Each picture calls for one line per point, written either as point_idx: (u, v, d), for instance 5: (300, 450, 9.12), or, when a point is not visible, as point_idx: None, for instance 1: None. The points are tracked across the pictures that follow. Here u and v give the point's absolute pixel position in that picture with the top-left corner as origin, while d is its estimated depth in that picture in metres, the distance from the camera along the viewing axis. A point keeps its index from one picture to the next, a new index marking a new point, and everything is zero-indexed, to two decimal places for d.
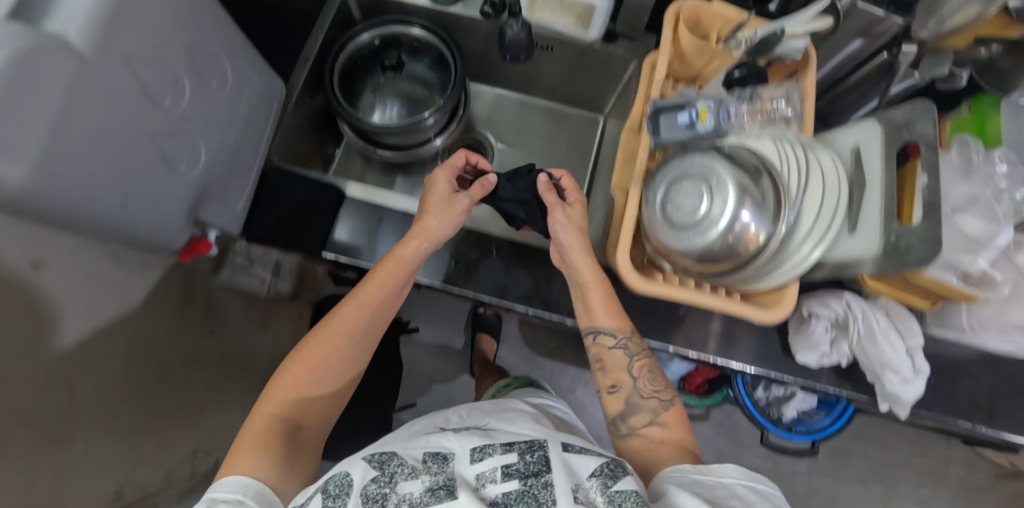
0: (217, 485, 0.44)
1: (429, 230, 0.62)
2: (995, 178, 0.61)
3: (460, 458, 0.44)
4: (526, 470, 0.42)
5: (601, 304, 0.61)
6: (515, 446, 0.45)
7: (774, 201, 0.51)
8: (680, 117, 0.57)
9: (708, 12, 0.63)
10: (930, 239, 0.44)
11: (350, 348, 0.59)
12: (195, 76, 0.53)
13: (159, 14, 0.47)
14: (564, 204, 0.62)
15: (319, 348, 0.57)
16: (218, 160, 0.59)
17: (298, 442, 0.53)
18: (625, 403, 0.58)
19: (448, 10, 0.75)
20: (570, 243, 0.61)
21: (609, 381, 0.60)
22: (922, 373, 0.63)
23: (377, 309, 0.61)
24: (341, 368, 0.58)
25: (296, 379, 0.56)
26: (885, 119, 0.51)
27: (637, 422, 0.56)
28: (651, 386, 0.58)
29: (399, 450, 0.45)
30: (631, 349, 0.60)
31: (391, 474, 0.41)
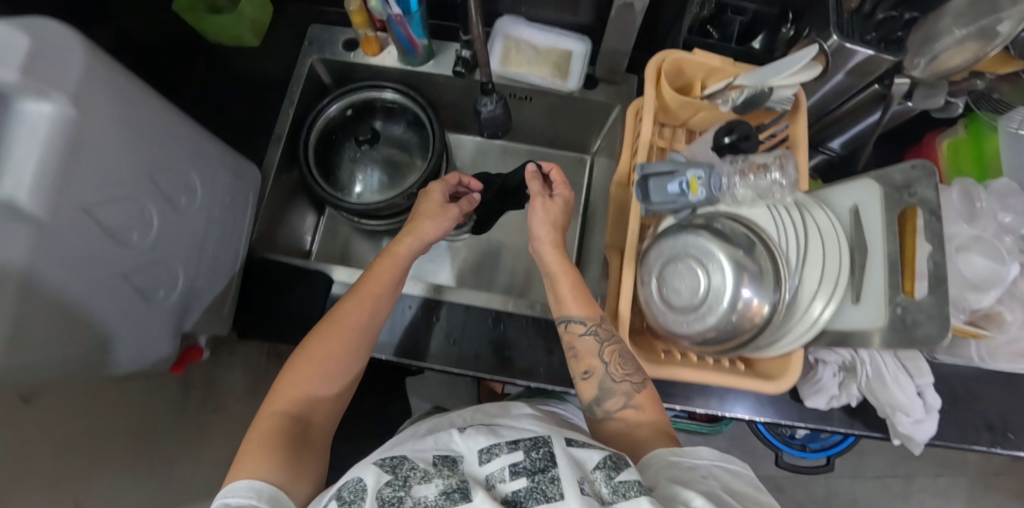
0: (229, 490, 0.40)
1: (422, 230, 0.60)
2: (997, 214, 0.60)
3: (468, 461, 0.41)
4: (533, 466, 0.39)
5: (570, 291, 0.59)
6: (521, 444, 0.42)
7: (773, 272, 0.49)
8: (670, 189, 0.54)
9: (691, 62, 0.60)
10: (935, 314, 0.42)
11: (358, 340, 0.55)
12: (161, 198, 0.50)
13: (112, 151, 0.44)
14: (545, 196, 0.64)
15: (325, 343, 0.53)
16: (199, 266, 0.58)
17: (307, 437, 0.48)
18: (597, 389, 0.53)
19: (419, 71, 0.76)
20: (541, 237, 0.62)
21: (581, 369, 0.55)
22: (933, 414, 0.63)
23: (381, 303, 0.57)
24: (349, 360, 0.54)
25: (301, 376, 0.51)
26: (884, 178, 0.49)
27: (613, 406, 0.51)
28: (623, 369, 0.53)
29: (410, 451, 0.41)
30: (602, 335, 0.55)
31: (404, 478, 0.38)
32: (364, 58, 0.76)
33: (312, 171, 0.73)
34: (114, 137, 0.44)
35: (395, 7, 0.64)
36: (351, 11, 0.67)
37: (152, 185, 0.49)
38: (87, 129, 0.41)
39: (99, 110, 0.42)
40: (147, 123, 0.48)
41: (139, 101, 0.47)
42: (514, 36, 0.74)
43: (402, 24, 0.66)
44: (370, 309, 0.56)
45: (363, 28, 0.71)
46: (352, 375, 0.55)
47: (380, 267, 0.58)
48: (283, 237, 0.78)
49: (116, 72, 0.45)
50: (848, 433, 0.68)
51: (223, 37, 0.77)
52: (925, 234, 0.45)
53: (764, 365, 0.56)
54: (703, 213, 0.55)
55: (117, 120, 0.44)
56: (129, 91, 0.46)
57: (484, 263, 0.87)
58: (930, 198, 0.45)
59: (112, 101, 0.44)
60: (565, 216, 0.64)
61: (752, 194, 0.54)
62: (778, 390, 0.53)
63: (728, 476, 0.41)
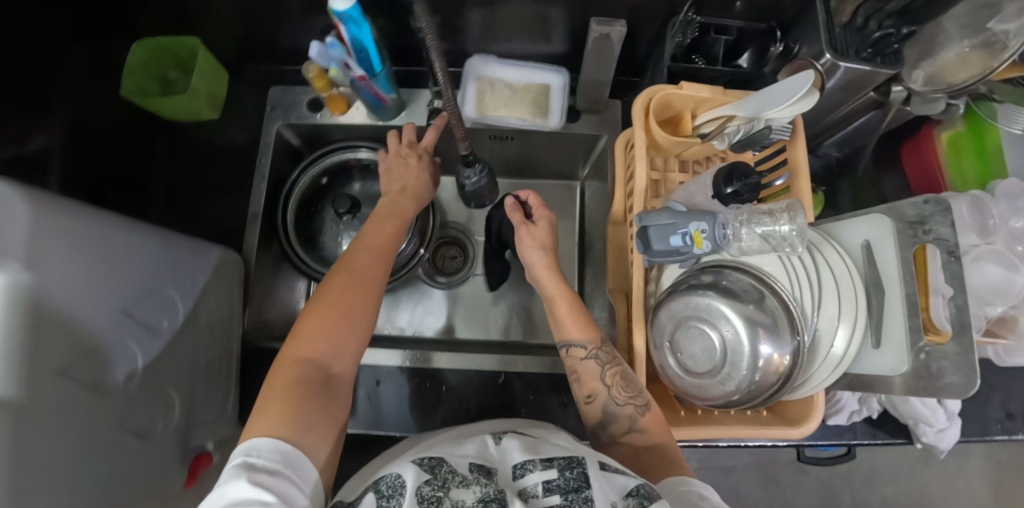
0: (250, 448, 0.37)
1: (416, 191, 0.64)
2: (1009, 220, 0.59)
3: (502, 474, 0.41)
4: (567, 485, 0.38)
5: (569, 317, 0.58)
6: (555, 461, 0.41)
7: (788, 319, 0.47)
8: (672, 242, 0.50)
9: (679, 94, 0.57)
10: (965, 365, 0.41)
11: (371, 292, 0.51)
12: (138, 330, 0.47)
13: (77, 303, 0.40)
14: (529, 224, 0.63)
15: (339, 295, 0.49)
16: (195, 376, 0.56)
17: (330, 392, 0.44)
18: (602, 412, 0.53)
19: (391, 125, 0.73)
20: (533, 262, 0.62)
21: (584, 393, 0.55)
22: (954, 421, 0.63)
23: (385, 255, 0.56)
24: (366, 310, 0.50)
25: (315, 327, 0.47)
26: (894, 211, 0.47)
27: (618, 431, 0.52)
28: (625, 392, 0.52)
29: (448, 455, 0.42)
30: (603, 358, 0.54)
31: (443, 480, 0.38)
32: (332, 117, 0.73)
33: (295, 248, 0.70)
34: (77, 287, 0.40)
35: (357, 68, 0.62)
36: (309, 78, 0.66)
37: (126, 321, 0.46)
38: (46, 290, 0.37)
39: (56, 267, 0.38)
40: (111, 258, 0.45)
41: (99, 238, 0.44)
42: (486, 76, 0.70)
43: (366, 84, 0.64)
44: (376, 261, 0.54)
45: (326, 90, 0.68)
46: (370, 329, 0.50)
47: (379, 227, 0.58)
48: (278, 313, 0.75)
49: (70, 215, 0.41)
50: (871, 443, 0.68)
51: (177, 113, 0.72)
52: (944, 276, 0.43)
53: (790, 409, 0.54)
54: (707, 262, 0.53)
55: (77, 269, 0.41)
56: (86, 233, 0.42)
57: (485, 306, 0.83)
58: (946, 235, 0.43)
59: (70, 250, 0.40)
60: (553, 239, 0.64)
61: (760, 240, 0.48)
62: (802, 434, 0.51)
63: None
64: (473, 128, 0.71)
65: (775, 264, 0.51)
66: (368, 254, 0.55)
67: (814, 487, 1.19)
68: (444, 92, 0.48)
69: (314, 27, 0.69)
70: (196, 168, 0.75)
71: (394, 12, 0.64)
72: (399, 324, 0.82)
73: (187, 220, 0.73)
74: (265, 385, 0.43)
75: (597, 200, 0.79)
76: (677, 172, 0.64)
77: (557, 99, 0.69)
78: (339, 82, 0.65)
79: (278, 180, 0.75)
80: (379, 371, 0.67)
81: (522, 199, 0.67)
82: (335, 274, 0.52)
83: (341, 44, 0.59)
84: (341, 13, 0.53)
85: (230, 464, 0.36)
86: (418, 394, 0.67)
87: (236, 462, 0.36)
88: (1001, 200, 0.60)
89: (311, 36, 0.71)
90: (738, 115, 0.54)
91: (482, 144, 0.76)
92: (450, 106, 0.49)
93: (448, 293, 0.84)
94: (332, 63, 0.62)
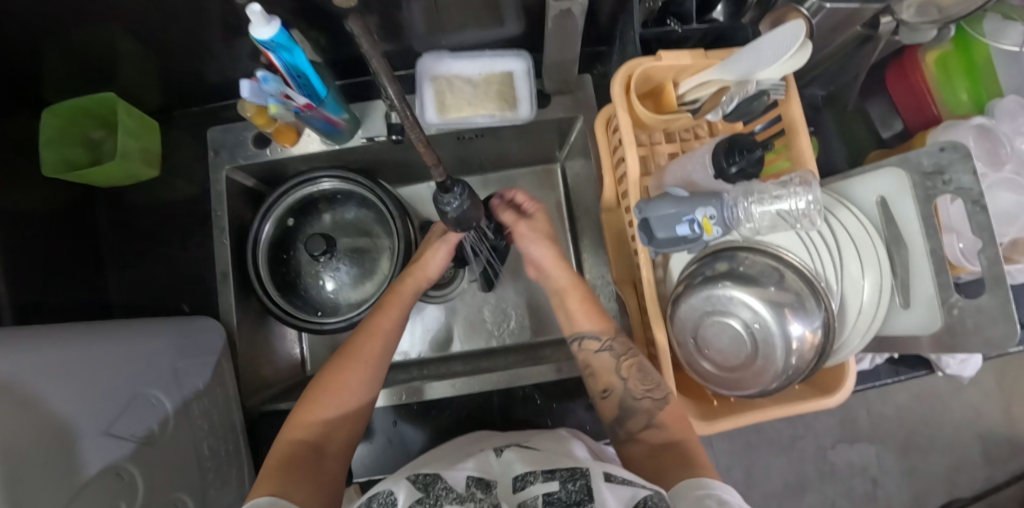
0: (251, 504, 0.39)
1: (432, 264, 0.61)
2: (1016, 143, 0.60)
3: (502, 486, 0.39)
4: (569, 499, 0.36)
5: (579, 306, 0.57)
6: (557, 473, 0.38)
7: (812, 294, 0.46)
8: (679, 231, 0.46)
9: (658, 67, 0.52)
10: (994, 318, 0.41)
11: (371, 369, 0.54)
12: (128, 448, 0.44)
13: (53, 458, 0.36)
14: (526, 217, 0.61)
15: (338, 374, 0.52)
16: (203, 468, 0.54)
17: (321, 466, 0.47)
18: (619, 407, 0.51)
19: (349, 146, 0.67)
20: (540, 255, 0.59)
21: (600, 387, 0.53)
22: (976, 352, 0.66)
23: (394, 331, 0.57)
24: (361, 390, 0.53)
25: (317, 407, 0.50)
26: (908, 162, 0.45)
27: (635, 427, 0.50)
28: (643, 385, 0.50)
29: (445, 470, 0.40)
30: (618, 349, 0.53)
31: (435, 497, 0.36)
32: (284, 149, 0.67)
33: (275, 299, 0.64)
34: (49, 434, 0.37)
35: (299, 97, 0.56)
36: (248, 116, 0.60)
37: (112, 442, 0.43)
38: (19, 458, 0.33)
39: (18, 432, 0.34)
40: (70, 380, 0.41)
41: (47, 368, 0.39)
42: (442, 74, 0.64)
43: (314, 113, 0.59)
44: (382, 341, 0.55)
45: (269, 125, 0.62)
46: (366, 407, 0.53)
47: (388, 302, 0.58)
48: (275, 367, 0.71)
49: (15, 356, 0.37)
50: (894, 380, 0.69)
51: (113, 178, 0.66)
52: (972, 227, 0.42)
53: (825, 377, 0.52)
54: (719, 245, 0.51)
55: (39, 418, 0.36)
56: (32, 369, 0.38)
57: (485, 314, 0.79)
58: (968, 184, 0.42)
59: (26, 404, 0.35)
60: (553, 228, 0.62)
61: (774, 217, 0.46)
62: (837, 401, 0.50)
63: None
64: (439, 133, 0.65)
65: (790, 238, 0.49)
66: (376, 333, 0.55)
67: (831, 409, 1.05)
68: (395, 104, 0.32)
69: (242, 54, 0.62)
70: (152, 234, 0.70)
71: (329, 26, 0.58)
72: (402, 348, 0.77)
73: (157, 292, 0.68)
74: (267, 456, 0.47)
75: (583, 181, 0.74)
76: (664, 143, 0.60)
77: (523, 88, 0.63)
78: (281, 118, 0.59)
79: (241, 229, 0.69)
80: (393, 411, 0.65)
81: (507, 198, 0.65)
82: (339, 354, 0.54)
83: (274, 76, 0.54)
84: (267, 41, 0.47)
85: None
86: (441, 427, 0.66)
87: None
88: (1003, 121, 0.61)
89: (243, 66, 0.64)
90: (729, 82, 0.50)
91: (448, 148, 0.71)
92: (407, 123, 0.32)
93: (446, 306, 0.79)
94: (270, 99, 0.56)
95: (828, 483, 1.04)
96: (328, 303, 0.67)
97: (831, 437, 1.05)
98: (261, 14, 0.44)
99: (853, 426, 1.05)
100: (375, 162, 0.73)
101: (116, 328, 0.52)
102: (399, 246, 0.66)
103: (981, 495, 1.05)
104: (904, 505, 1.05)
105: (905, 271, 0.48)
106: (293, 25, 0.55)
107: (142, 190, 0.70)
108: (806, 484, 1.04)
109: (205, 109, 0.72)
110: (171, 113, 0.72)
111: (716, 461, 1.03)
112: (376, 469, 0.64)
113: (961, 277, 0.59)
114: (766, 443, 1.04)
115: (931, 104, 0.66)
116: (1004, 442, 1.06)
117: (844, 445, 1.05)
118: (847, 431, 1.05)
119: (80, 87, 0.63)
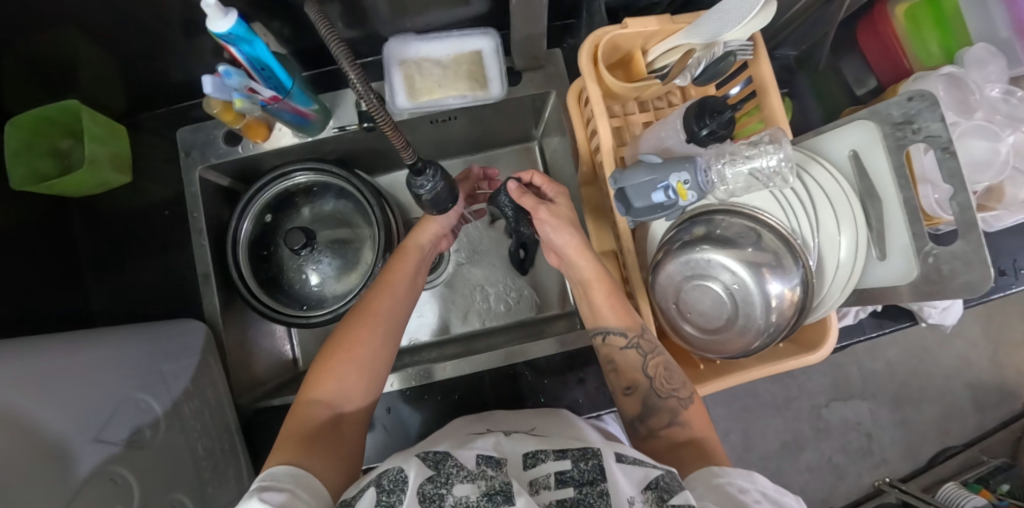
0: (267, 475, 0.39)
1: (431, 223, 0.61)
2: (986, 90, 0.61)
3: (512, 464, 0.37)
4: (582, 478, 0.35)
5: (606, 300, 0.52)
6: (569, 453, 0.38)
7: (789, 252, 0.46)
8: (655, 199, 0.46)
9: (625, 35, 0.51)
10: (969, 261, 0.41)
11: (384, 328, 0.53)
12: (119, 453, 0.44)
13: (39, 468, 0.36)
14: (547, 203, 0.57)
15: (352, 334, 0.51)
16: (199, 469, 0.54)
17: (338, 430, 0.47)
18: (642, 404, 0.50)
19: (322, 138, 0.66)
20: (565, 243, 0.55)
21: (623, 384, 0.51)
22: (957, 300, 0.67)
23: (402, 290, 0.56)
24: (378, 347, 0.52)
25: (331, 368, 0.49)
26: (878, 114, 0.45)
27: (658, 424, 0.49)
28: (668, 384, 0.49)
29: (455, 448, 0.38)
30: (645, 348, 0.50)
31: (446, 476, 0.34)
32: (256, 145, 0.66)
33: (261, 299, 0.64)
34: (35, 444, 0.37)
35: (264, 89, 0.55)
36: (215, 113, 0.59)
37: (102, 448, 0.43)
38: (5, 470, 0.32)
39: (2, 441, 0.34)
40: (53, 390, 0.41)
41: (31, 379, 0.39)
42: (410, 57, 0.63)
43: (281, 105, 0.57)
44: (393, 299, 0.55)
45: (238, 122, 0.61)
46: (385, 367, 0.53)
47: (396, 263, 0.58)
48: (265, 366, 0.71)
49: None
50: (879, 333, 0.70)
51: (86, 188, 0.65)
52: (942, 175, 0.42)
53: (807, 334, 0.53)
54: (696, 210, 0.51)
55: (23, 429, 0.36)
56: (13, 381, 0.37)
57: (473, 296, 0.79)
58: (937, 131, 0.42)
59: (13, 414, 0.36)
60: (575, 213, 0.58)
61: (746, 178, 0.46)
62: (821, 356, 0.50)
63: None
64: (412, 118, 0.65)
65: (765, 199, 0.49)
66: (386, 292, 0.55)
67: (822, 369, 1.07)
68: (357, 88, 0.31)
69: (204, 50, 0.60)
70: (130, 241, 0.69)
71: (291, 16, 0.56)
72: None
73: (140, 299, 0.67)
74: (283, 426, 0.46)
75: (561, 157, 0.74)
76: (638, 112, 0.60)
77: (493, 67, 0.63)
78: (249, 113, 0.58)
79: (219, 229, 0.68)
80: (387, 398, 0.65)
81: (525, 181, 0.61)
82: (350, 315, 0.54)
83: (237, 70, 0.53)
84: (225, 34, 0.46)
85: (250, 488, 0.38)
86: (434, 411, 0.66)
87: (255, 487, 0.38)
88: (972, 70, 0.61)
89: (207, 62, 0.63)
90: (696, 45, 0.49)
91: (423, 133, 0.70)
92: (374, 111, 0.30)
93: (435, 291, 0.79)
94: (234, 94, 0.55)
95: (824, 441, 1.06)
96: (314, 298, 0.67)
97: (824, 395, 1.07)
98: (216, 7, 0.43)
99: (845, 384, 1.07)
100: (351, 152, 0.72)
101: (99, 337, 0.51)
102: (380, 235, 0.66)
103: (973, 441, 1.08)
104: (899, 457, 1.07)
105: (880, 224, 0.48)
106: (253, 17, 0.54)
107: (115, 197, 0.69)
108: (802, 444, 1.06)
109: (172, 111, 0.71)
110: (138, 117, 0.71)
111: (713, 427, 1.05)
112: (373, 457, 0.65)
113: (939, 228, 0.59)
114: (761, 407, 1.06)
115: (902, 57, 0.66)
116: (992, 387, 1.09)
117: (838, 403, 1.07)
118: (841, 388, 1.07)
119: (41, 95, 0.62)
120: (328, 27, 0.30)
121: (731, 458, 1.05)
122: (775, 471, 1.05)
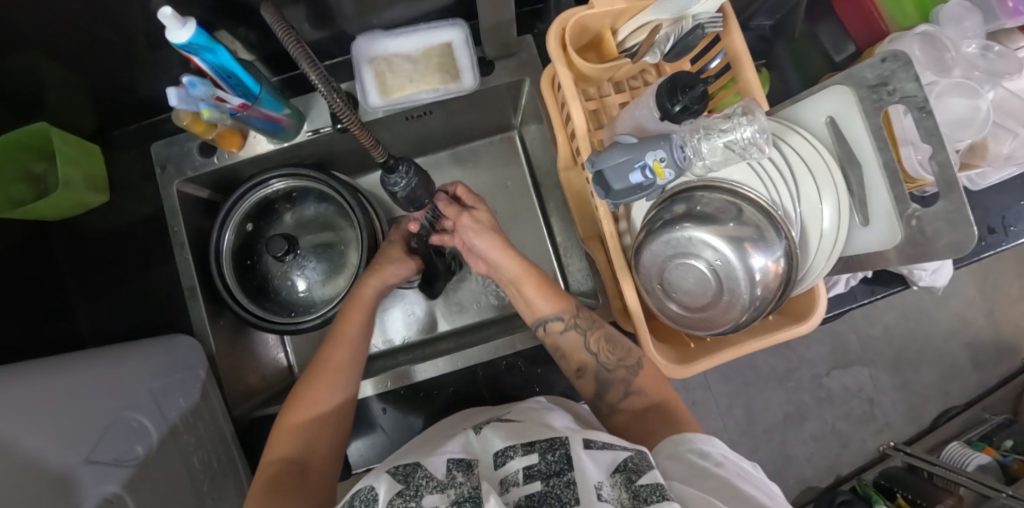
0: None
1: (388, 271, 0.59)
2: (962, 47, 0.60)
3: (484, 464, 0.37)
4: (550, 469, 0.33)
5: (538, 294, 0.55)
6: (536, 445, 0.36)
7: (772, 225, 0.46)
8: (633, 180, 0.45)
9: (593, 16, 0.50)
10: (953, 221, 0.40)
11: (346, 379, 0.53)
12: (116, 472, 0.45)
13: (38, 497, 0.36)
14: (469, 210, 0.56)
15: (313, 389, 0.51)
16: (197, 482, 0.55)
17: (305, 482, 0.47)
18: (596, 382, 0.52)
19: (298, 142, 0.66)
20: (483, 248, 0.55)
21: (573, 367, 0.54)
22: (946, 261, 0.68)
23: (362, 338, 0.56)
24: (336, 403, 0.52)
25: (293, 425, 0.49)
26: (853, 77, 0.44)
27: (615, 398, 0.51)
28: (614, 356, 0.52)
29: (426, 457, 0.38)
30: (583, 324, 0.54)
31: (415, 488, 0.33)
32: (231, 155, 0.65)
33: (247, 306, 0.63)
34: (33, 471, 0.37)
35: (233, 97, 0.54)
36: (185, 125, 0.58)
37: (99, 472, 0.43)
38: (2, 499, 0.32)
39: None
40: (50, 417, 0.41)
41: (26, 405, 0.40)
42: (379, 54, 0.62)
43: (250, 112, 0.57)
44: (353, 349, 0.54)
45: (210, 132, 0.61)
46: (347, 419, 0.52)
47: (348, 310, 0.57)
48: (260, 374, 0.72)
49: None
50: (872, 300, 0.70)
51: (65, 210, 0.65)
52: (921, 135, 0.41)
53: (797, 304, 0.53)
54: (675, 189, 0.51)
55: (17, 461, 0.36)
56: (7, 409, 0.37)
57: (459, 292, 0.78)
58: (913, 91, 0.41)
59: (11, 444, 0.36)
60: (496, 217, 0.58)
61: (723, 151, 0.46)
62: (811, 326, 0.50)
63: (740, 466, 0.38)
64: (386, 115, 0.64)
65: (745, 172, 0.49)
66: (343, 341, 0.54)
67: (821, 338, 1.07)
68: (321, 89, 0.31)
69: (171, 62, 0.59)
70: (113, 261, 0.68)
71: (254, 22, 0.55)
72: (387, 335, 0.77)
73: (128, 317, 0.67)
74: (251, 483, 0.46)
75: (540, 145, 0.74)
76: (614, 94, 0.59)
77: (464, 58, 0.62)
78: (218, 123, 0.57)
79: (202, 242, 0.68)
80: (382, 399, 0.65)
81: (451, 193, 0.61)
82: (309, 368, 0.53)
83: (201, 80, 0.51)
84: (186, 44, 0.44)
85: None
86: (433, 408, 0.66)
87: None
88: (947, 27, 0.61)
89: (176, 75, 0.62)
90: (663, 21, 0.49)
91: (399, 130, 0.70)
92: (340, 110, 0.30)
93: (424, 289, 0.78)
94: (201, 104, 0.53)
95: (827, 409, 1.07)
96: (303, 304, 0.67)
97: (824, 364, 1.07)
98: (174, 18, 0.42)
99: (845, 352, 1.07)
100: (329, 153, 0.72)
101: (88, 358, 0.51)
102: (363, 238, 0.66)
103: (974, 401, 1.08)
104: (902, 420, 1.07)
105: (863, 188, 0.48)
106: (217, 25, 0.54)
107: (95, 218, 0.69)
108: (804, 413, 1.06)
109: (147, 125, 0.70)
110: (112, 135, 0.70)
111: (715, 402, 1.05)
112: (374, 458, 0.66)
113: (925, 189, 0.58)
114: (761, 380, 1.06)
115: (878, 21, 0.67)
116: (990, 345, 1.09)
117: (838, 372, 1.07)
118: (840, 356, 1.07)
119: (11, 121, 0.61)
120: (288, 30, 0.30)
121: (734, 433, 1.05)
122: (780, 443, 1.06)
